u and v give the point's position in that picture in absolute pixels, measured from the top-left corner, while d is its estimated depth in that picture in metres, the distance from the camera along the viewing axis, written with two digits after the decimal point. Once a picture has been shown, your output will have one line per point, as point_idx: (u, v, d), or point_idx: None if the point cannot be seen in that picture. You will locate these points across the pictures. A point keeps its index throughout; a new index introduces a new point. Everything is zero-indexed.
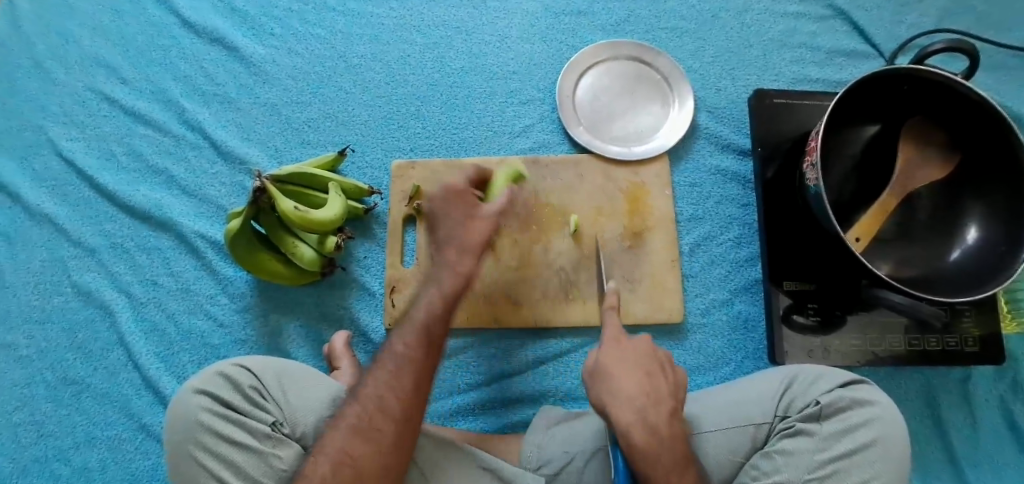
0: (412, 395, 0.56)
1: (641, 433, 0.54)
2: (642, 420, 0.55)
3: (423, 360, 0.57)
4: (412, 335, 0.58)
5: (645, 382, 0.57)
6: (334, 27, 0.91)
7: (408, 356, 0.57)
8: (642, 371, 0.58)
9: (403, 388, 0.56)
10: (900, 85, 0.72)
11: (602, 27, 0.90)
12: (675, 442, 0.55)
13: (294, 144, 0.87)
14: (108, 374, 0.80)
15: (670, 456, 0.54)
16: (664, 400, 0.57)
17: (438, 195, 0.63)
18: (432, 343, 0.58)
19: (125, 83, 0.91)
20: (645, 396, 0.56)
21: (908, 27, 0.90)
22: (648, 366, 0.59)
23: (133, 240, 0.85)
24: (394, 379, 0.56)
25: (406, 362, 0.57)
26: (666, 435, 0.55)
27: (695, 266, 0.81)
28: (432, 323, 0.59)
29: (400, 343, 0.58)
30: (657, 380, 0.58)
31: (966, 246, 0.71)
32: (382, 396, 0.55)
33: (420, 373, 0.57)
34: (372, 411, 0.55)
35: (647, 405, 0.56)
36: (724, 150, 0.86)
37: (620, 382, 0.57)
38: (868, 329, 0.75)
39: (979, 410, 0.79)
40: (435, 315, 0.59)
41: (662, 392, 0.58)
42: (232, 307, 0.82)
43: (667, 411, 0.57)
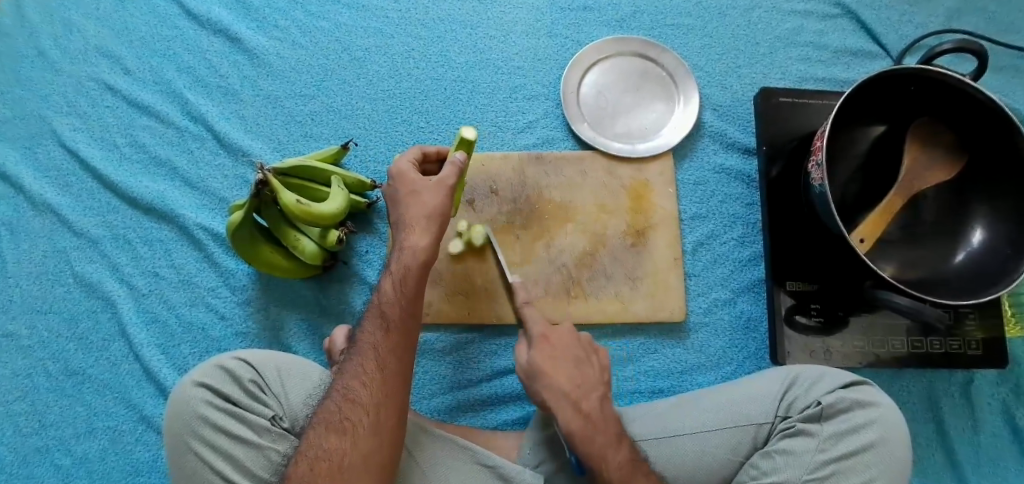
0: (383, 382, 0.55)
1: (572, 419, 0.58)
2: (575, 408, 0.58)
3: (390, 349, 0.57)
4: (374, 324, 0.58)
5: (575, 372, 0.61)
6: (338, 19, 0.91)
7: (375, 346, 0.57)
8: (571, 362, 0.62)
9: (373, 377, 0.55)
10: (908, 85, 0.71)
11: (608, 23, 0.90)
12: (607, 423, 0.58)
13: (297, 137, 0.87)
14: (110, 365, 0.80)
15: (604, 435, 0.57)
16: (594, 386, 0.61)
17: (392, 182, 0.64)
18: (397, 331, 0.57)
19: (128, 74, 0.91)
20: (575, 387, 0.60)
21: (916, 26, 0.89)
22: (576, 355, 0.63)
23: (135, 231, 0.84)
24: (364, 371, 0.56)
25: (372, 352, 0.57)
26: (599, 418, 0.58)
27: (698, 264, 0.81)
28: (393, 311, 0.58)
29: (368, 335, 0.58)
30: (585, 368, 0.63)
31: (972, 248, 0.71)
32: (353, 389, 0.55)
33: (387, 360, 0.56)
34: (345, 405, 0.54)
35: (577, 393, 0.60)
36: (728, 149, 0.85)
37: (552, 375, 0.61)
38: (871, 330, 0.75)
39: (980, 413, 0.78)
40: (397, 303, 0.58)
41: (591, 379, 0.62)
42: (234, 300, 0.81)
43: (597, 397, 0.60)
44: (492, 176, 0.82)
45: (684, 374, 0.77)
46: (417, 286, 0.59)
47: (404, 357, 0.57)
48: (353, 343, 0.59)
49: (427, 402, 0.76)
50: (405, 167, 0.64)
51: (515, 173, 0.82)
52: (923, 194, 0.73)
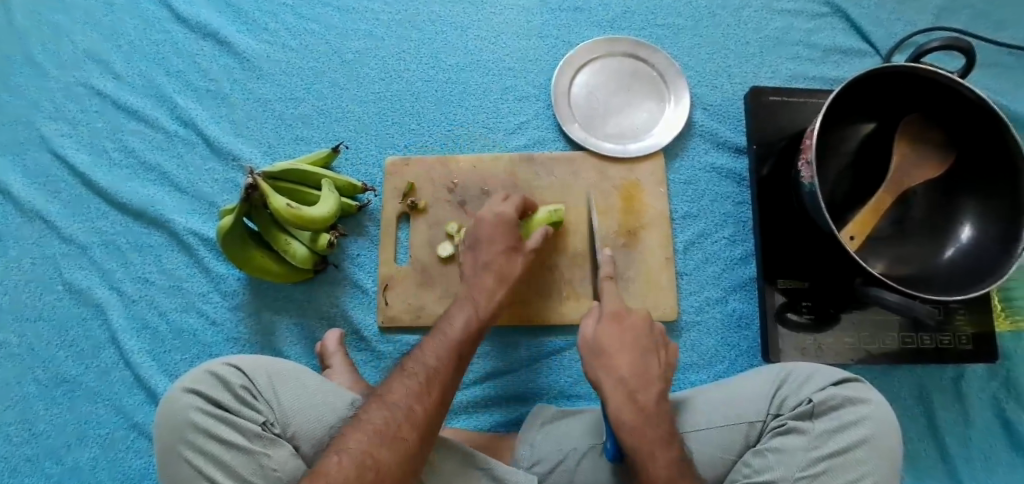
0: (438, 408, 0.59)
1: (628, 410, 0.56)
2: (630, 397, 0.57)
3: (449, 377, 0.61)
4: (439, 348, 0.63)
5: (638, 361, 0.60)
6: (328, 22, 0.91)
7: (438, 370, 0.61)
8: (637, 349, 0.60)
9: (430, 399, 0.58)
10: (896, 83, 0.72)
11: (598, 24, 0.90)
12: (660, 419, 0.57)
13: (288, 140, 0.87)
14: (100, 372, 0.79)
15: (653, 432, 0.56)
16: (654, 380, 0.59)
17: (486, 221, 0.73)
18: (459, 359, 0.63)
19: (117, 79, 0.90)
20: (635, 376, 0.59)
21: (904, 25, 0.89)
22: (640, 343, 0.61)
23: (125, 237, 0.84)
24: (421, 391, 0.59)
25: (433, 374, 0.60)
26: (653, 413, 0.57)
27: (690, 263, 0.81)
28: (462, 342, 0.64)
29: (429, 357, 0.62)
30: (650, 359, 0.60)
31: (961, 244, 0.71)
32: (411, 405, 0.57)
33: (444, 385, 0.60)
34: (399, 417, 0.56)
35: (635, 383, 0.58)
36: (719, 148, 0.85)
37: (614, 359, 0.59)
38: (861, 327, 0.76)
39: (971, 408, 0.79)
40: (464, 338, 0.64)
41: (652, 373, 0.60)
42: (226, 305, 0.81)
43: (656, 392, 0.58)
44: (484, 177, 0.82)
45: (676, 373, 0.77)
46: (478, 326, 0.66)
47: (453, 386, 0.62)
48: (408, 362, 0.61)
49: None
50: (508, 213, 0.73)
51: (507, 174, 0.82)
52: (912, 190, 0.74)
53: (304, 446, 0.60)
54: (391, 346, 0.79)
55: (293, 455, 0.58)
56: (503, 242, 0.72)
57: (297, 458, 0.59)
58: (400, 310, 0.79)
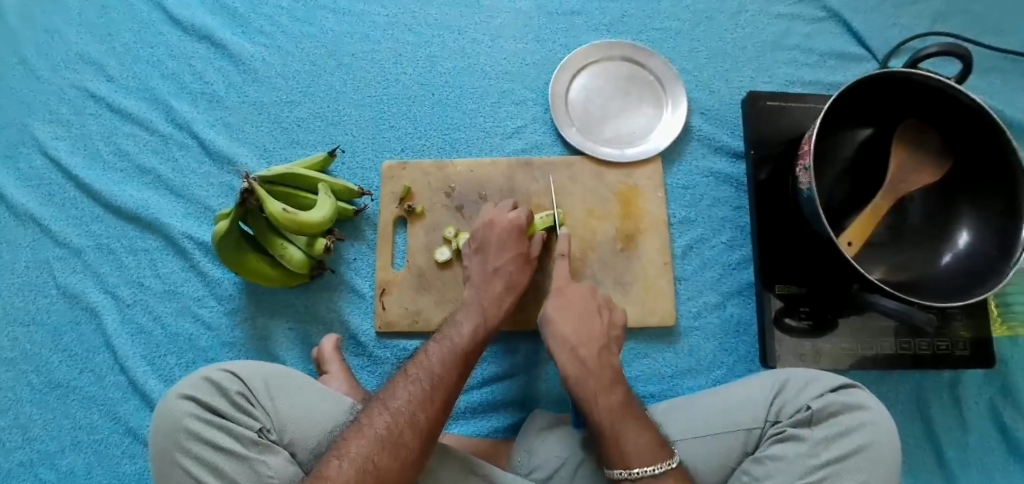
0: (441, 415, 0.58)
1: (569, 362, 0.64)
2: (572, 352, 0.64)
3: (453, 383, 0.61)
4: (445, 353, 0.63)
5: (579, 322, 0.67)
6: (325, 25, 0.90)
7: (441, 376, 0.61)
8: (579, 315, 0.67)
9: (433, 405, 0.58)
10: (894, 89, 0.72)
11: (596, 28, 0.90)
12: (601, 369, 0.63)
13: (284, 144, 0.86)
14: (94, 377, 0.79)
15: (599, 382, 0.62)
16: (598, 337, 0.66)
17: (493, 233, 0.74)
18: (461, 367, 0.63)
19: (111, 81, 0.89)
20: (579, 334, 0.66)
21: (901, 29, 0.89)
22: (584, 309, 0.68)
23: (120, 240, 0.83)
24: (427, 398, 0.58)
25: (438, 381, 0.60)
26: (593, 364, 0.63)
27: (688, 268, 0.81)
28: (466, 349, 0.64)
29: (434, 363, 0.62)
30: (591, 321, 0.67)
31: (958, 251, 0.71)
32: (413, 410, 0.57)
33: (449, 394, 0.60)
34: (402, 423, 0.56)
35: (577, 339, 0.65)
36: (717, 152, 0.85)
37: (558, 326, 0.67)
38: (859, 333, 0.75)
39: (968, 414, 0.79)
40: (468, 345, 0.65)
41: (595, 332, 0.66)
42: (221, 309, 0.81)
43: (597, 347, 0.65)
44: (481, 182, 0.82)
45: (674, 378, 0.77)
46: (484, 336, 0.67)
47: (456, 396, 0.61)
48: (411, 367, 0.61)
49: None
50: (513, 224, 0.74)
51: (504, 178, 0.82)
52: (910, 196, 0.74)
53: (299, 452, 0.60)
54: (388, 351, 0.78)
55: (288, 462, 0.58)
56: (502, 247, 0.73)
57: (292, 465, 0.58)
58: (398, 315, 0.78)
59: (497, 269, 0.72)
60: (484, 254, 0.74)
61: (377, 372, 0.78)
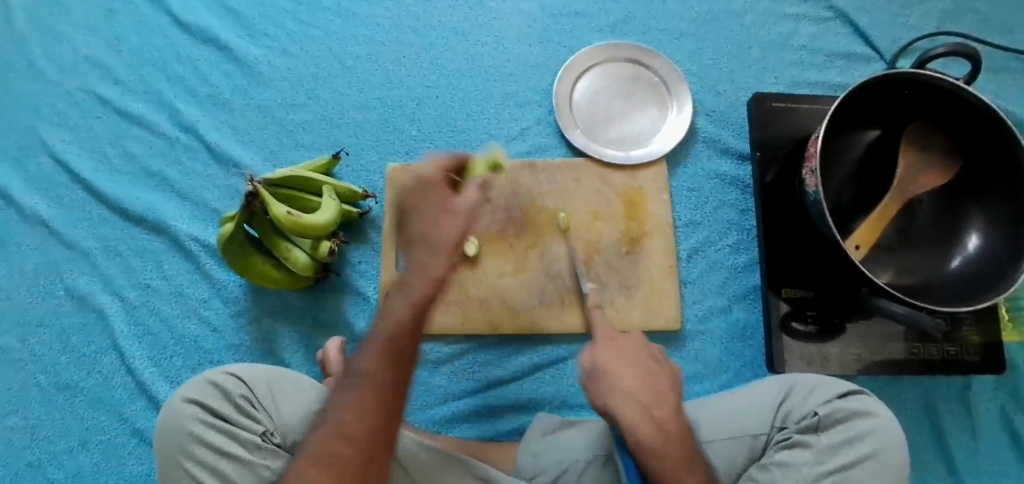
0: (383, 412, 0.51)
1: (646, 427, 0.54)
2: (645, 414, 0.55)
3: (388, 374, 0.52)
4: (376, 349, 0.53)
5: (645, 375, 0.58)
6: (329, 27, 0.90)
7: (373, 370, 0.52)
8: (642, 366, 0.59)
9: (366, 404, 0.51)
10: (902, 90, 0.71)
11: (600, 29, 0.89)
12: (681, 440, 0.55)
13: (289, 146, 0.86)
14: (101, 378, 0.79)
15: (677, 451, 0.54)
16: (667, 395, 0.58)
17: (414, 189, 0.55)
18: (399, 360, 0.53)
19: (118, 84, 0.90)
20: (647, 392, 0.57)
21: (909, 29, 0.88)
22: (644, 364, 0.60)
23: (127, 243, 0.84)
24: (361, 398, 0.51)
25: (374, 381, 0.51)
26: (672, 431, 0.55)
27: (693, 271, 0.80)
28: (391, 338, 0.52)
29: (367, 358, 0.53)
30: (657, 376, 0.59)
31: (967, 254, 0.70)
32: (345, 418, 0.50)
33: (389, 389, 0.51)
34: (332, 434, 0.50)
35: (649, 399, 0.56)
36: (723, 154, 0.85)
37: (620, 381, 0.57)
38: (867, 337, 0.75)
39: (978, 418, 0.78)
40: (395, 332, 0.53)
41: (664, 388, 0.58)
42: (226, 311, 0.81)
43: (669, 407, 0.57)
44: None
45: None
46: (412, 320, 0.53)
47: (402, 389, 0.53)
48: (350, 362, 0.54)
49: (420, 412, 0.76)
50: (434, 175, 0.55)
51: (509, 180, 0.82)
52: (917, 198, 0.73)
53: None
54: None
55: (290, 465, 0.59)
56: None
57: None
58: None
59: (425, 237, 0.53)
60: (410, 220, 0.55)
61: None
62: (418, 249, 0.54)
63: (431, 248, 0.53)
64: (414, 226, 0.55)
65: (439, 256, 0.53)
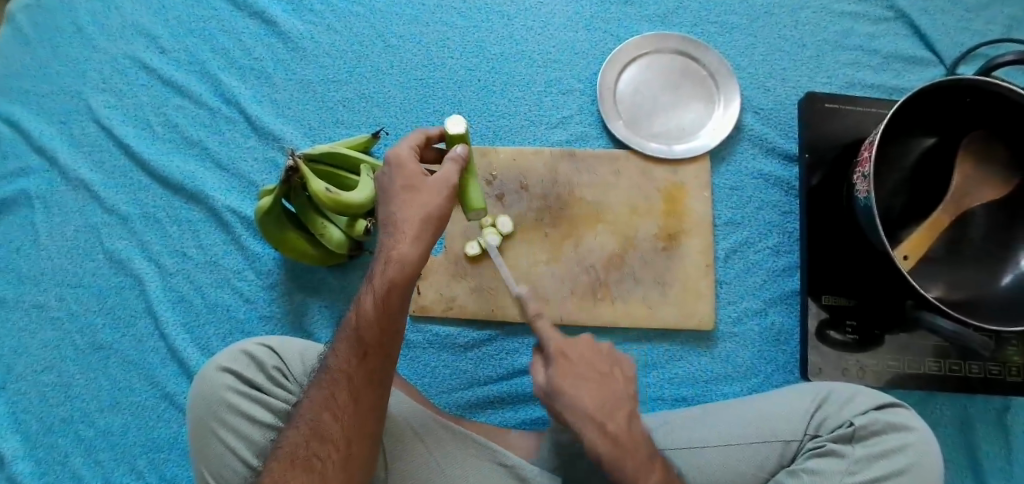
0: (356, 411, 0.52)
1: (597, 439, 0.53)
2: (597, 427, 0.53)
3: (358, 376, 0.52)
4: (347, 347, 0.53)
5: (599, 389, 0.55)
6: (373, 5, 0.90)
7: (348, 374, 0.52)
8: (593, 376, 0.56)
9: (339, 405, 0.52)
10: (964, 97, 0.68)
11: (649, 19, 0.87)
12: (636, 445, 0.54)
13: (328, 123, 0.86)
14: (135, 341, 0.81)
15: (635, 456, 0.53)
16: (621, 403, 0.55)
17: (387, 171, 0.54)
18: (363, 356, 0.52)
19: (164, 54, 0.91)
20: (599, 405, 0.54)
21: (974, 34, 0.85)
22: (596, 370, 0.57)
23: (166, 210, 0.85)
24: (335, 400, 0.52)
25: (345, 381, 0.52)
26: (627, 441, 0.54)
27: (730, 272, 0.79)
28: (358, 338, 0.52)
29: (336, 357, 0.53)
30: (608, 384, 0.56)
31: (1020, 271, 0.67)
32: (317, 417, 0.52)
33: (358, 388, 0.52)
34: (309, 437, 0.52)
35: (602, 411, 0.54)
36: (769, 154, 0.82)
37: (574, 393, 0.54)
38: (907, 350, 0.72)
39: (1017, 441, 0.76)
40: (362, 334, 0.51)
41: (617, 395, 0.56)
42: (259, 283, 0.82)
43: (624, 414, 0.55)
44: (523, 171, 0.80)
45: (709, 383, 0.75)
46: (378, 320, 0.51)
47: (374, 386, 0.52)
48: (322, 363, 0.55)
49: (445, 395, 0.76)
50: (405, 154, 0.55)
51: (546, 169, 0.80)
52: (971, 210, 0.71)
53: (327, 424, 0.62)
54: (421, 335, 0.78)
55: None
56: None
57: None
58: (432, 300, 0.78)
59: (396, 217, 0.52)
60: (383, 203, 0.54)
61: (408, 355, 0.78)
62: (387, 229, 0.52)
63: (395, 226, 0.52)
64: (386, 208, 0.54)
65: (405, 233, 0.51)
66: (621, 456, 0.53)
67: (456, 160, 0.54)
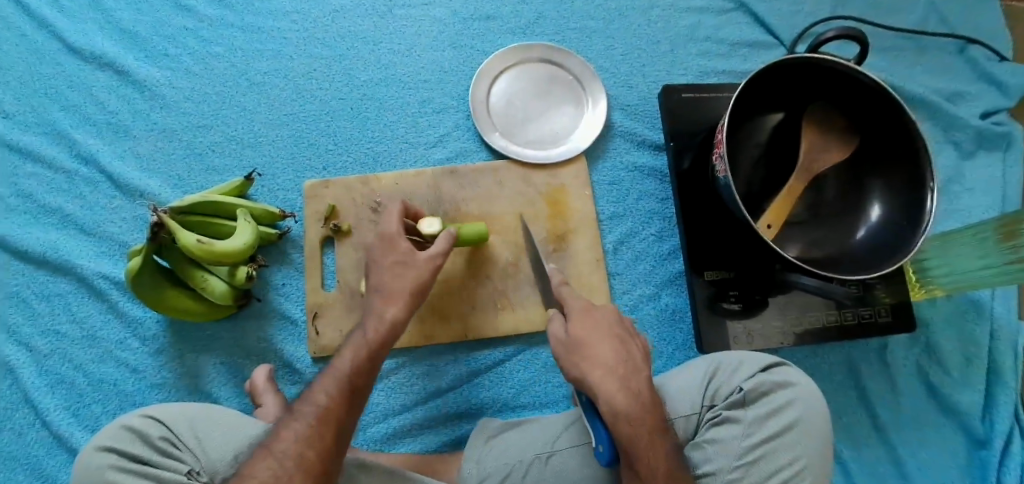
0: (334, 447, 0.55)
1: (622, 396, 0.55)
2: (623, 384, 0.56)
3: (343, 415, 0.57)
4: (333, 386, 0.58)
5: (620, 349, 0.58)
6: (233, 44, 0.87)
7: (331, 411, 0.56)
8: (614, 339, 0.59)
9: (323, 442, 0.54)
10: (799, 74, 0.75)
11: (512, 31, 0.90)
12: (651, 407, 0.57)
13: (199, 171, 0.83)
14: (12, 435, 0.73)
15: (651, 420, 0.56)
16: (641, 365, 0.59)
17: (380, 247, 0.68)
18: (350, 396, 0.58)
19: (7, 118, 0.84)
20: (622, 362, 0.57)
21: (804, 15, 0.93)
22: (617, 334, 0.60)
23: (30, 288, 0.78)
24: (316, 433, 0.54)
25: (327, 416, 0.56)
26: (649, 399, 0.57)
27: (620, 263, 0.82)
28: (353, 379, 0.59)
29: (320, 394, 0.57)
30: (629, 348, 0.59)
31: (870, 224, 0.75)
32: (301, 452, 0.53)
33: (341, 426, 0.56)
34: (291, 466, 0.52)
35: (625, 370, 0.57)
36: (640, 146, 0.87)
37: (596, 351, 0.57)
38: (788, 310, 0.78)
39: (898, 377, 0.83)
40: (355, 375, 0.59)
41: (637, 360, 0.59)
42: (145, 351, 0.77)
43: (642, 375, 0.58)
44: (408, 194, 0.80)
45: None
46: (372, 363, 0.61)
47: (349, 426, 0.57)
48: (298, 402, 0.57)
49: (361, 433, 0.74)
50: (394, 230, 0.68)
51: (431, 189, 0.81)
52: (823, 175, 0.77)
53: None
54: None
55: None
56: None
57: None
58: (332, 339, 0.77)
59: (387, 285, 0.64)
60: (374, 270, 0.66)
61: None
62: (378, 293, 0.65)
63: (386, 292, 0.64)
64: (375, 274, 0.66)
65: (395, 298, 0.64)
66: (639, 417, 0.55)
67: (449, 236, 0.69)
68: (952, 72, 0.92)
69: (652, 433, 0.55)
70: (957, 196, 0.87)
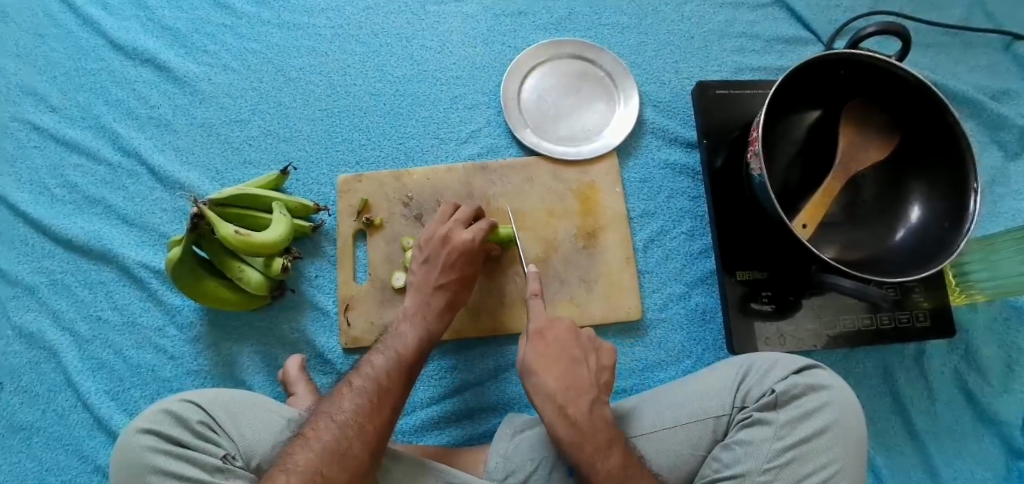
0: (389, 425, 0.58)
1: (559, 425, 0.57)
2: (559, 411, 0.57)
3: (398, 395, 0.60)
4: (391, 365, 0.62)
5: (566, 372, 0.60)
6: (270, 40, 0.89)
7: (388, 388, 0.59)
8: (563, 363, 0.60)
9: (382, 416, 0.57)
10: (838, 70, 0.73)
11: (544, 27, 0.90)
12: (596, 430, 0.57)
13: (236, 164, 0.85)
14: (56, 417, 0.76)
15: (592, 442, 0.56)
16: (587, 389, 0.59)
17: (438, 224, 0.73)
18: (405, 377, 0.62)
19: (54, 111, 0.87)
20: (563, 389, 0.59)
21: (844, 11, 0.91)
22: (570, 354, 0.61)
23: (74, 275, 0.81)
24: (375, 406, 0.57)
25: (385, 392, 0.59)
26: (588, 427, 0.57)
27: (650, 261, 0.81)
28: (410, 360, 0.63)
29: (378, 371, 0.61)
30: (578, 369, 0.61)
31: (910, 225, 0.73)
32: (361, 423, 0.56)
33: (395, 403, 0.59)
34: (350, 434, 0.55)
35: (565, 395, 0.58)
36: (672, 143, 0.86)
37: (542, 376, 0.60)
38: (821, 312, 0.76)
39: (935, 383, 0.80)
40: (411, 356, 0.64)
41: (583, 382, 0.60)
42: (183, 338, 0.79)
43: (588, 400, 0.59)
44: (438, 189, 0.81)
45: (645, 372, 0.78)
46: (427, 348, 0.66)
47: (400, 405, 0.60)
48: (355, 376, 0.60)
49: None
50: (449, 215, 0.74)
51: (461, 184, 0.81)
52: (861, 173, 0.75)
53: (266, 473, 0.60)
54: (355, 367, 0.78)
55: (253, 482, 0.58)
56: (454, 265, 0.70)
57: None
58: (363, 330, 0.78)
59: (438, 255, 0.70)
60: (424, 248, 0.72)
61: None
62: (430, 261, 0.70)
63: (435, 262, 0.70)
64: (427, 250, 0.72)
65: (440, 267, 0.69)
66: (579, 440, 0.56)
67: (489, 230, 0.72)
68: (999, 70, 0.89)
69: (596, 451, 0.56)
70: (1003, 197, 0.84)
